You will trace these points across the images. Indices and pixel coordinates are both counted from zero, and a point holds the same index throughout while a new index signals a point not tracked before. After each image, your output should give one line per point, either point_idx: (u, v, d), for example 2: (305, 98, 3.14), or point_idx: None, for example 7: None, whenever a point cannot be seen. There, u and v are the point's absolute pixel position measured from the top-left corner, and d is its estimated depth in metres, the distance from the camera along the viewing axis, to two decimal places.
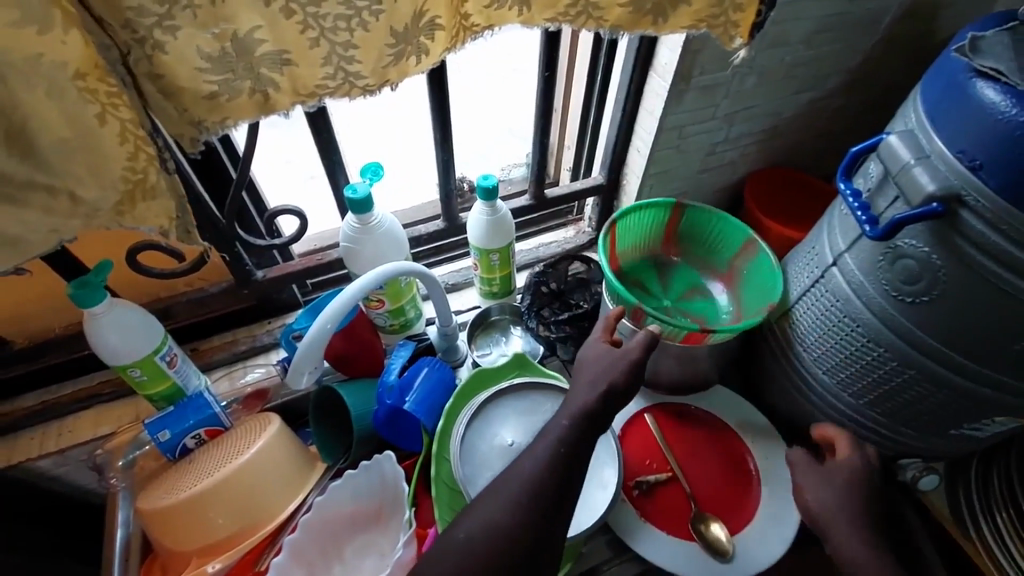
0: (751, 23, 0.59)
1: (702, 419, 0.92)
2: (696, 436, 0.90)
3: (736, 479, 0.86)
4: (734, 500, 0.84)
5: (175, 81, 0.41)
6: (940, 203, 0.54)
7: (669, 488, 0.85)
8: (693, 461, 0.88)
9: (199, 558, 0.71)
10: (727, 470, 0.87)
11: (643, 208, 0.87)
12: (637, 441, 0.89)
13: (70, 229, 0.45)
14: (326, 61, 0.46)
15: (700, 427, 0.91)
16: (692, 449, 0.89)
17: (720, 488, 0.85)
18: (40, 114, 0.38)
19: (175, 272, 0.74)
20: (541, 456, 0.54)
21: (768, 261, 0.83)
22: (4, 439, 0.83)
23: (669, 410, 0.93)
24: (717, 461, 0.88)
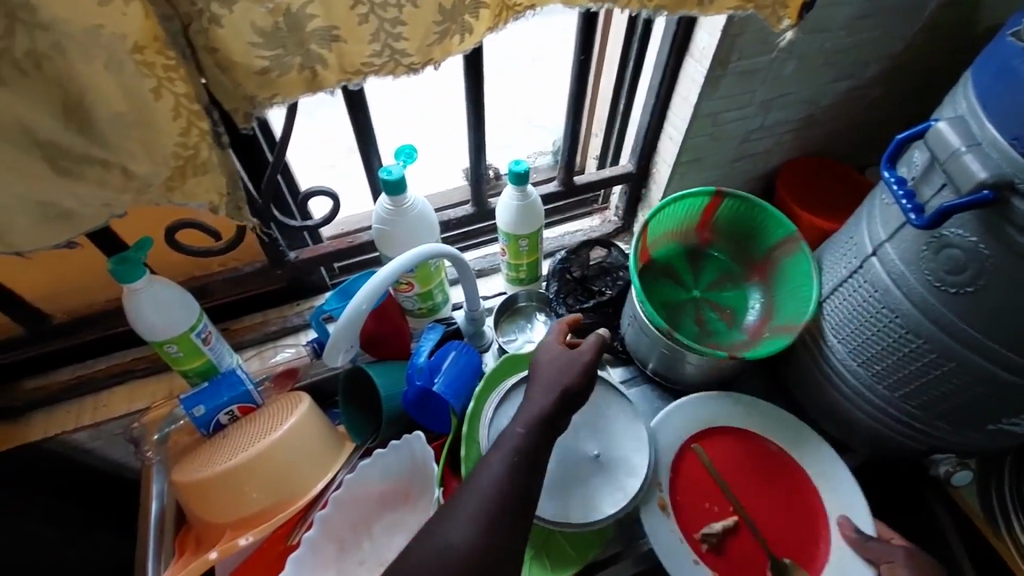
0: (799, 5, 0.58)
1: (753, 448, 0.87)
2: (752, 468, 0.85)
3: (805, 516, 0.81)
4: (808, 534, 0.79)
5: (230, 55, 0.42)
6: (991, 190, 0.53)
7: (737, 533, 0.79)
8: (752, 495, 0.83)
9: (233, 531, 0.72)
10: (788, 497, 0.83)
11: (676, 203, 0.85)
12: (688, 483, 0.83)
13: (122, 205, 0.45)
14: (373, 38, 0.46)
15: (747, 452, 0.86)
16: (746, 481, 0.84)
17: (789, 524, 0.80)
18: (98, 87, 0.38)
19: (212, 250, 0.76)
20: (496, 469, 0.50)
21: (807, 264, 0.81)
22: (42, 412, 0.85)
23: (711, 439, 0.87)
24: (776, 488, 0.83)
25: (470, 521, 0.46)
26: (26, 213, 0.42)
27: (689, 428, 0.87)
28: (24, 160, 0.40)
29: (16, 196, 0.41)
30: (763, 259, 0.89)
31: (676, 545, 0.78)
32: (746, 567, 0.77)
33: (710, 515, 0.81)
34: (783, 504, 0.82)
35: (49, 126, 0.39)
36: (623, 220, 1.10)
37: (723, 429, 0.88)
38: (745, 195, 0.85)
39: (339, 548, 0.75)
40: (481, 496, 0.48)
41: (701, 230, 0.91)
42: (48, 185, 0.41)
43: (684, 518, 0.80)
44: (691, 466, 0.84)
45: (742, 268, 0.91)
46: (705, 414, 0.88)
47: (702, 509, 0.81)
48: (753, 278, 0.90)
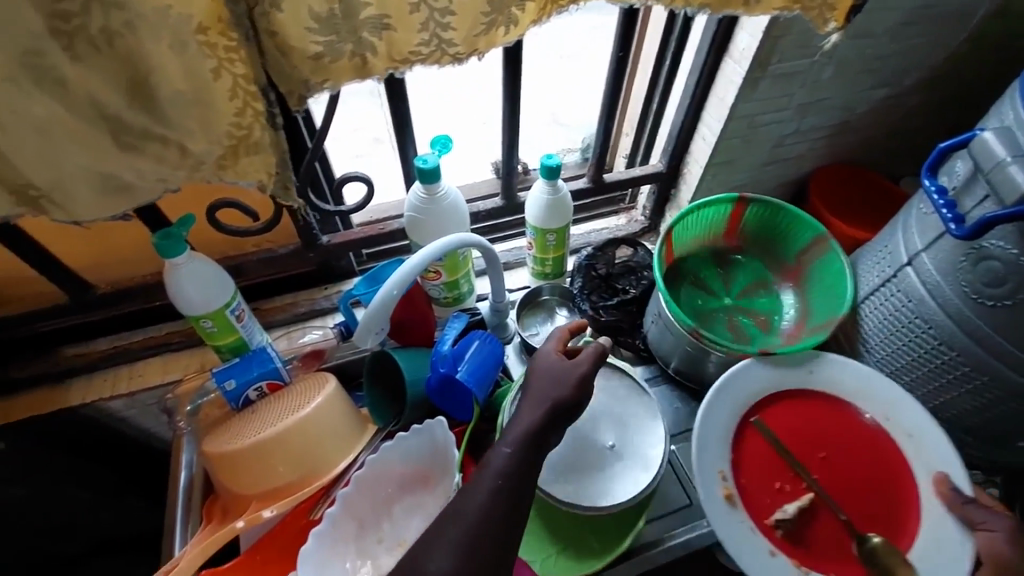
0: (847, 8, 0.58)
1: (822, 412, 0.76)
2: (823, 435, 0.75)
3: (890, 483, 0.71)
4: (895, 508, 0.70)
5: (287, 40, 0.43)
6: None
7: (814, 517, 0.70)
8: (826, 469, 0.73)
9: (258, 503, 0.75)
10: (868, 466, 0.72)
11: (699, 210, 0.85)
12: (751, 463, 0.73)
13: (176, 180, 0.47)
14: (423, 27, 0.47)
15: (814, 419, 0.76)
16: (817, 453, 0.74)
17: (873, 499, 0.71)
18: (163, 66, 0.40)
19: (251, 230, 0.77)
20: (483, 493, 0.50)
21: (839, 261, 0.81)
22: (81, 379, 0.88)
23: (772, 410, 0.76)
24: (851, 457, 0.73)
25: (452, 547, 0.47)
26: (90, 183, 0.44)
27: (745, 400, 0.75)
28: (91, 133, 0.42)
29: (82, 167, 0.43)
30: (795, 263, 0.88)
31: (744, 539, 0.68)
32: (827, 555, 0.68)
33: (780, 498, 0.71)
34: (863, 472, 0.72)
35: (115, 102, 0.41)
36: (650, 220, 1.09)
37: (784, 395, 0.77)
38: (769, 197, 0.85)
39: (359, 525, 0.78)
40: (469, 515, 0.49)
41: (728, 236, 0.91)
42: (111, 158, 0.43)
43: (750, 505, 0.70)
44: (753, 444, 0.74)
45: (772, 274, 0.91)
46: (761, 380, 0.76)
47: (770, 492, 0.71)
48: (785, 284, 0.89)
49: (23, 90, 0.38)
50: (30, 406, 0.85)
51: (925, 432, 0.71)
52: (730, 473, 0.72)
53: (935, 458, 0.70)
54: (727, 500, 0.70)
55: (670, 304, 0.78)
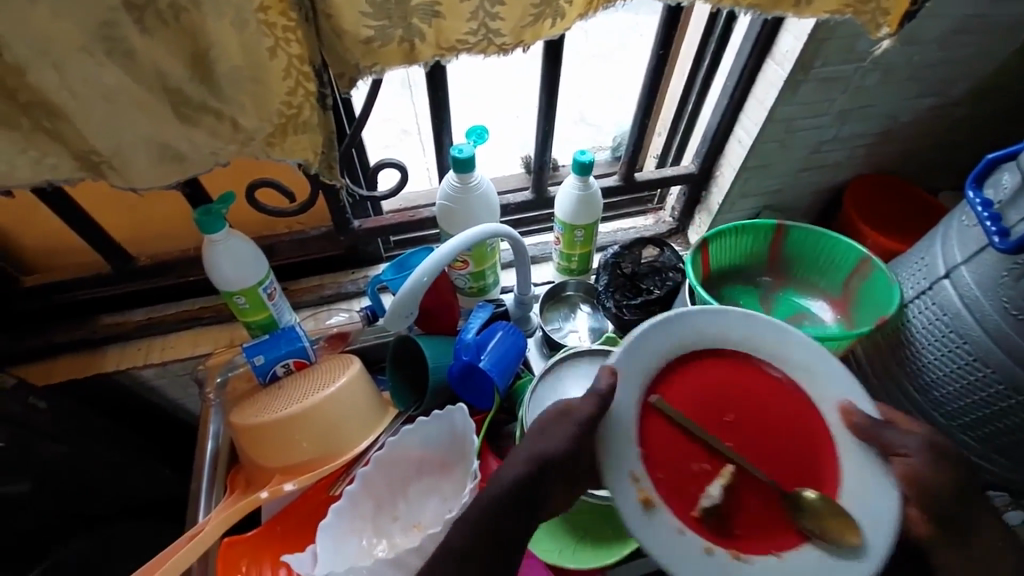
0: (902, 13, 0.57)
1: (681, 367, 0.55)
2: (688, 383, 0.55)
3: (736, 415, 0.55)
4: (812, 452, 0.54)
5: (341, 23, 0.44)
6: None
7: (740, 492, 0.52)
8: (733, 424, 0.55)
9: (281, 476, 0.76)
10: (773, 410, 0.56)
11: (737, 233, 0.86)
12: (659, 446, 0.52)
13: (227, 154, 0.49)
14: (472, 16, 0.47)
15: (705, 374, 0.56)
16: (726, 411, 0.55)
17: (779, 447, 0.55)
18: (223, 41, 0.41)
19: (287, 212, 0.79)
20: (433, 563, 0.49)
21: (882, 278, 0.78)
22: (115, 347, 0.91)
23: (692, 372, 0.55)
24: (763, 403, 0.56)
25: None
26: (148, 152, 0.46)
27: (643, 373, 0.52)
28: (153, 104, 0.44)
29: (142, 136, 0.45)
30: (842, 292, 0.86)
31: (680, 548, 0.48)
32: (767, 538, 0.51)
33: (708, 481, 0.51)
34: (735, 416, 0.55)
35: (177, 75, 0.43)
36: (679, 222, 1.08)
37: (687, 353, 0.56)
38: (808, 226, 0.86)
39: (376, 505, 0.80)
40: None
41: (773, 268, 0.91)
42: (169, 129, 0.46)
43: (671, 507, 0.50)
44: (657, 424, 0.52)
45: (818, 304, 0.88)
46: (680, 336, 0.54)
47: (701, 482, 0.51)
48: (831, 314, 0.87)
49: (95, 59, 0.40)
50: (71, 367, 0.89)
51: (783, 357, 0.57)
52: (645, 468, 0.50)
53: (828, 388, 0.55)
54: (645, 508, 0.48)
55: (699, 291, 0.78)
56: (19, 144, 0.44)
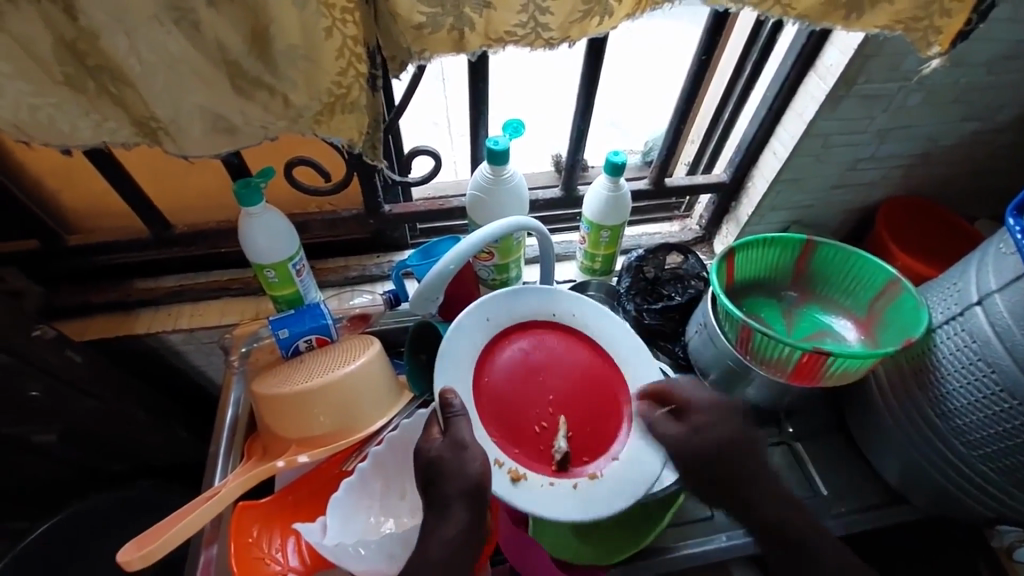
0: (955, 33, 0.56)
1: (503, 360, 0.75)
2: (517, 365, 0.75)
3: (573, 360, 0.77)
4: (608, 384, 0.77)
5: (396, 8, 0.46)
6: None
7: (576, 432, 0.73)
8: (551, 388, 0.74)
9: (297, 447, 0.78)
10: (572, 366, 0.76)
11: (765, 245, 0.86)
12: (505, 432, 0.71)
13: (276, 129, 0.50)
14: (522, 9, 0.48)
15: (514, 365, 0.75)
16: (539, 376, 0.75)
17: (587, 393, 0.75)
18: (282, 18, 0.43)
19: (322, 191, 0.81)
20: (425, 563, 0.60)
21: (910, 300, 0.77)
22: (146, 310, 0.95)
23: (500, 369, 0.74)
24: (561, 362, 0.76)
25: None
26: (202, 122, 0.48)
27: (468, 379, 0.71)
28: (212, 75, 0.45)
29: (197, 106, 0.47)
30: (867, 312, 0.85)
31: (554, 495, 0.68)
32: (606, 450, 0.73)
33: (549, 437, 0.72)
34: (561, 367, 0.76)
35: (237, 48, 0.44)
36: (705, 230, 1.08)
37: (487, 350, 0.75)
38: (839, 244, 0.85)
39: (385, 485, 0.81)
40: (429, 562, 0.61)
41: (798, 284, 0.90)
42: (224, 101, 0.47)
43: (531, 464, 0.70)
44: (497, 416, 0.72)
45: (841, 324, 0.87)
46: (472, 340, 0.73)
47: (543, 440, 0.72)
48: (854, 334, 0.86)
49: (163, 27, 0.42)
50: (104, 326, 0.92)
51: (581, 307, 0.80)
52: (505, 453, 0.70)
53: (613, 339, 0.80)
54: (516, 482, 0.68)
55: (722, 299, 0.78)
56: (82, 106, 0.46)
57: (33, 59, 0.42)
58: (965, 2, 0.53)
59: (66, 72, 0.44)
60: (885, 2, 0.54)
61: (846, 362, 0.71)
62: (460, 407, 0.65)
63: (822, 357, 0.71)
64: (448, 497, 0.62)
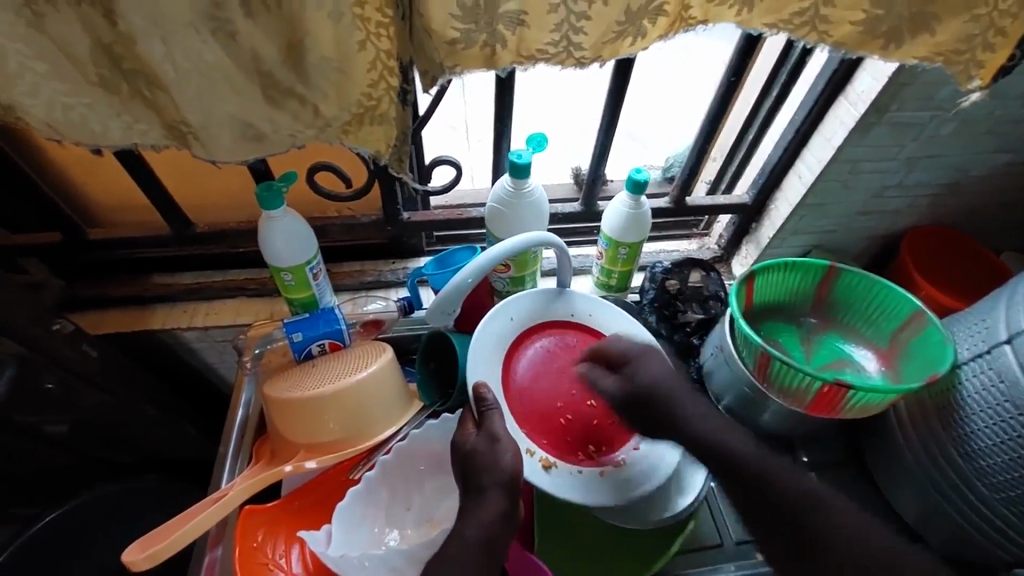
0: (997, 67, 0.55)
1: (528, 356, 0.76)
2: (542, 360, 0.76)
3: None
4: None
5: (430, 23, 0.45)
6: None
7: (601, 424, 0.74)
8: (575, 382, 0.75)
9: (305, 453, 0.78)
10: None
11: (786, 269, 0.84)
12: (533, 424, 0.73)
13: (304, 138, 0.50)
14: (556, 27, 0.48)
15: (539, 362, 0.76)
16: (561, 368, 0.76)
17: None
18: (318, 30, 0.43)
19: (342, 197, 0.81)
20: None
21: (935, 334, 0.75)
22: (162, 306, 0.95)
23: (525, 365, 0.75)
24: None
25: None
26: (231, 130, 0.48)
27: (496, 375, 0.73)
28: (245, 85, 0.46)
29: (228, 114, 0.47)
30: (889, 343, 0.84)
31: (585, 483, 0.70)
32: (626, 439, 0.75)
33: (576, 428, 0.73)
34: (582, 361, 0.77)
35: (271, 58, 0.44)
36: (724, 250, 1.06)
37: (512, 350, 0.76)
38: (862, 272, 0.83)
39: (391, 495, 0.81)
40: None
41: (818, 311, 0.89)
42: (256, 110, 0.47)
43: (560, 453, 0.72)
44: (525, 412, 0.73)
45: (861, 354, 0.86)
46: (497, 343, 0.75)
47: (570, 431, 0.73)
48: (875, 364, 0.84)
49: (199, 36, 0.42)
50: (118, 320, 0.93)
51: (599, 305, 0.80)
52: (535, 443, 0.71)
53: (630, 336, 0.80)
54: (548, 470, 0.70)
55: (740, 322, 0.77)
56: (114, 108, 0.46)
57: (70, 59, 0.43)
58: (1010, 36, 0.52)
59: (101, 74, 0.44)
60: (925, 33, 0.53)
61: (867, 395, 0.69)
62: (491, 401, 0.67)
63: (842, 390, 0.70)
64: (484, 486, 0.61)
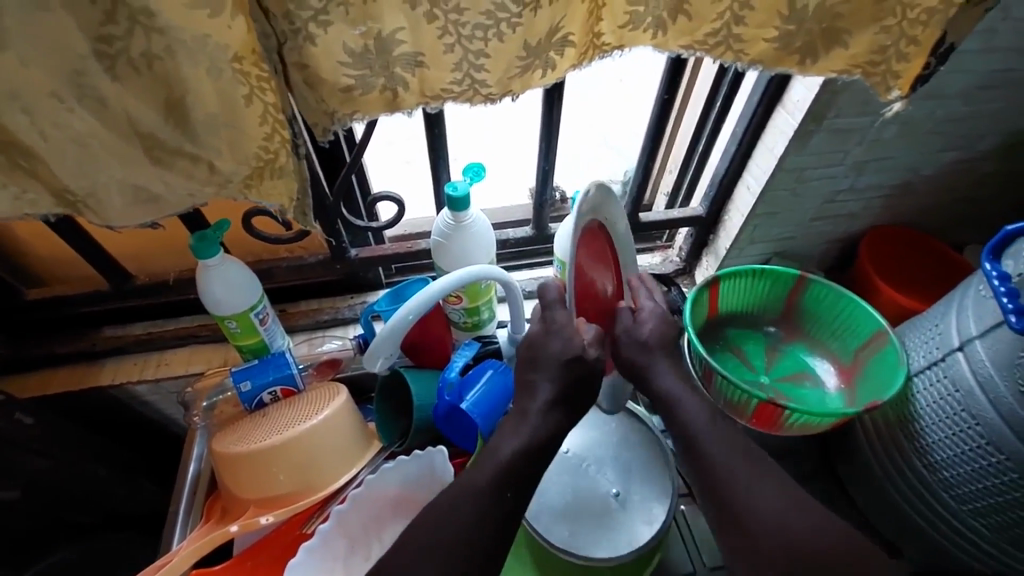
0: (914, 77, 0.54)
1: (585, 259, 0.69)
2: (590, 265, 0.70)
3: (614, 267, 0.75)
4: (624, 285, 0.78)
5: (319, 72, 0.44)
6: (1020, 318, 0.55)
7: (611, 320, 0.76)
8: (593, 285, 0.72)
9: (256, 508, 0.75)
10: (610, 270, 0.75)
11: (754, 277, 0.83)
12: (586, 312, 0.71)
13: (204, 195, 0.49)
14: (456, 67, 0.46)
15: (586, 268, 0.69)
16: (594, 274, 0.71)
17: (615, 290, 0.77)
18: (198, 89, 0.41)
19: (283, 239, 0.80)
20: None
21: (893, 355, 0.74)
22: (111, 360, 0.93)
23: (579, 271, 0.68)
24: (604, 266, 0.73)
25: None
26: (124, 193, 0.46)
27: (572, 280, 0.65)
28: (126, 149, 0.44)
29: (115, 179, 0.45)
30: (851, 362, 0.82)
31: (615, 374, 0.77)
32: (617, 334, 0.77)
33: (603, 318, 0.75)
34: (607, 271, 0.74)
35: (152, 121, 0.43)
36: (686, 262, 1.04)
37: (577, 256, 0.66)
38: (832, 285, 0.81)
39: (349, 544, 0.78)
40: None
41: (785, 320, 0.87)
42: (144, 173, 0.46)
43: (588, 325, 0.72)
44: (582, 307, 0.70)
45: (824, 367, 0.84)
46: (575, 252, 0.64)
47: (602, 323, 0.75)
48: (835, 381, 0.83)
49: (65, 105, 0.40)
50: (67, 378, 0.91)
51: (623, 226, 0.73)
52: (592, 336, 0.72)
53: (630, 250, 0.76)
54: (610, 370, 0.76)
55: (689, 335, 0.76)
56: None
57: None
58: (922, 45, 0.52)
59: None
60: (839, 46, 0.52)
61: (804, 415, 0.68)
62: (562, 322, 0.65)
63: (777, 406, 0.69)
64: None
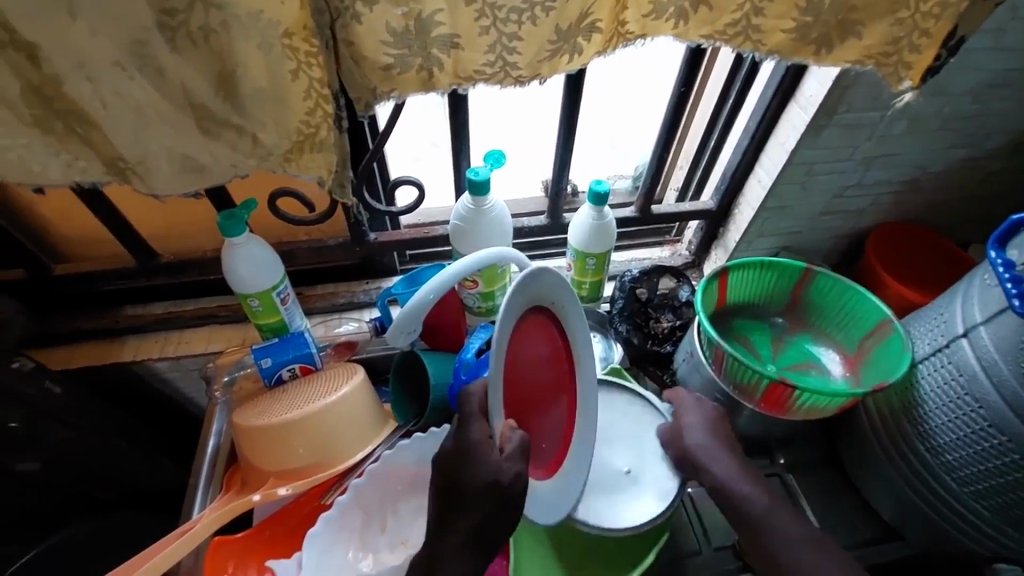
0: (925, 68, 0.56)
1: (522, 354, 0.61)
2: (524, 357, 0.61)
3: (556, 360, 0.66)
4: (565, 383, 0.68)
5: (362, 50, 0.46)
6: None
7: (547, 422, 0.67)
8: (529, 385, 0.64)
9: (276, 480, 0.77)
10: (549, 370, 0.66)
11: (762, 267, 0.85)
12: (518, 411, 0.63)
13: (246, 167, 0.51)
14: (490, 49, 0.49)
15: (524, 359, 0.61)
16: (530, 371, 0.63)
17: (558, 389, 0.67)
18: (248, 62, 0.43)
19: (307, 220, 0.82)
20: None
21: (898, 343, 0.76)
22: (133, 337, 0.95)
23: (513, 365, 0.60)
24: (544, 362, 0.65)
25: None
26: (171, 162, 0.49)
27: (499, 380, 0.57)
28: (177, 118, 0.46)
29: (165, 147, 0.48)
30: (855, 351, 0.85)
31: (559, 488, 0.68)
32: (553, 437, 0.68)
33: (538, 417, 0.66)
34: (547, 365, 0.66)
35: (203, 92, 0.45)
36: (695, 255, 1.07)
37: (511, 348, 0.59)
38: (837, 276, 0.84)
39: (365, 516, 0.80)
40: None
41: (791, 311, 0.90)
42: (192, 143, 0.48)
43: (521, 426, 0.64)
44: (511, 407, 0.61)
45: (829, 357, 0.87)
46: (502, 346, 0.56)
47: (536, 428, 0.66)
48: (841, 369, 0.85)
49: (126, 74, 0.42)
50: (89, 353, 0.93)
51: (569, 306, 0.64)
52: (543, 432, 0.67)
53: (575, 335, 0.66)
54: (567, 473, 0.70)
55: (700, 318, 0.77)
56: (53, 147, 0.46)
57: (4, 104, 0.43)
58: (934, 37, 0.54)
59: (35, 114, 0.44)
60: (853, 37, 0.54)
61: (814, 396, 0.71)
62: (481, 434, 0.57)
63: (787, 387, 0.71)
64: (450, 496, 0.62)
